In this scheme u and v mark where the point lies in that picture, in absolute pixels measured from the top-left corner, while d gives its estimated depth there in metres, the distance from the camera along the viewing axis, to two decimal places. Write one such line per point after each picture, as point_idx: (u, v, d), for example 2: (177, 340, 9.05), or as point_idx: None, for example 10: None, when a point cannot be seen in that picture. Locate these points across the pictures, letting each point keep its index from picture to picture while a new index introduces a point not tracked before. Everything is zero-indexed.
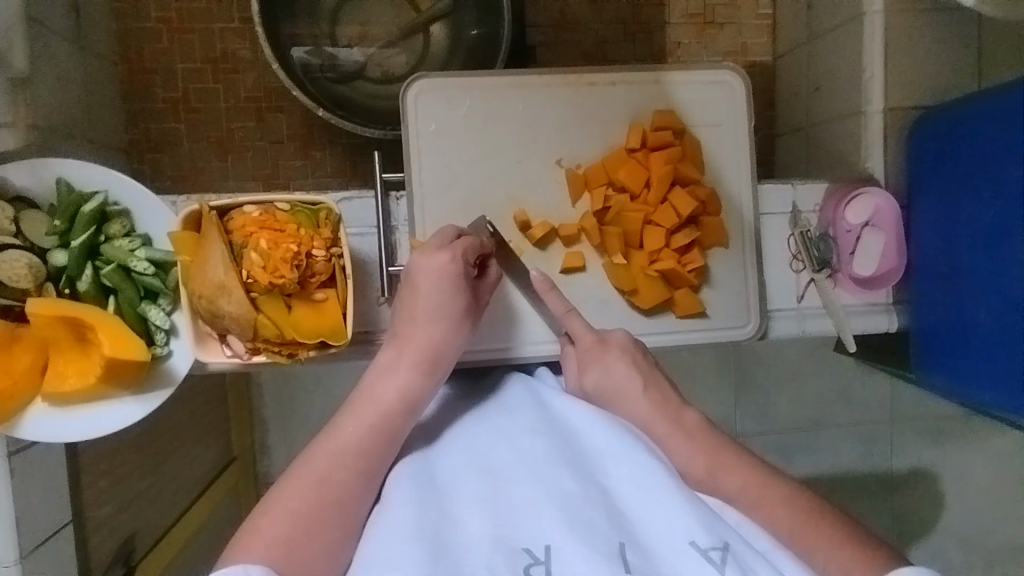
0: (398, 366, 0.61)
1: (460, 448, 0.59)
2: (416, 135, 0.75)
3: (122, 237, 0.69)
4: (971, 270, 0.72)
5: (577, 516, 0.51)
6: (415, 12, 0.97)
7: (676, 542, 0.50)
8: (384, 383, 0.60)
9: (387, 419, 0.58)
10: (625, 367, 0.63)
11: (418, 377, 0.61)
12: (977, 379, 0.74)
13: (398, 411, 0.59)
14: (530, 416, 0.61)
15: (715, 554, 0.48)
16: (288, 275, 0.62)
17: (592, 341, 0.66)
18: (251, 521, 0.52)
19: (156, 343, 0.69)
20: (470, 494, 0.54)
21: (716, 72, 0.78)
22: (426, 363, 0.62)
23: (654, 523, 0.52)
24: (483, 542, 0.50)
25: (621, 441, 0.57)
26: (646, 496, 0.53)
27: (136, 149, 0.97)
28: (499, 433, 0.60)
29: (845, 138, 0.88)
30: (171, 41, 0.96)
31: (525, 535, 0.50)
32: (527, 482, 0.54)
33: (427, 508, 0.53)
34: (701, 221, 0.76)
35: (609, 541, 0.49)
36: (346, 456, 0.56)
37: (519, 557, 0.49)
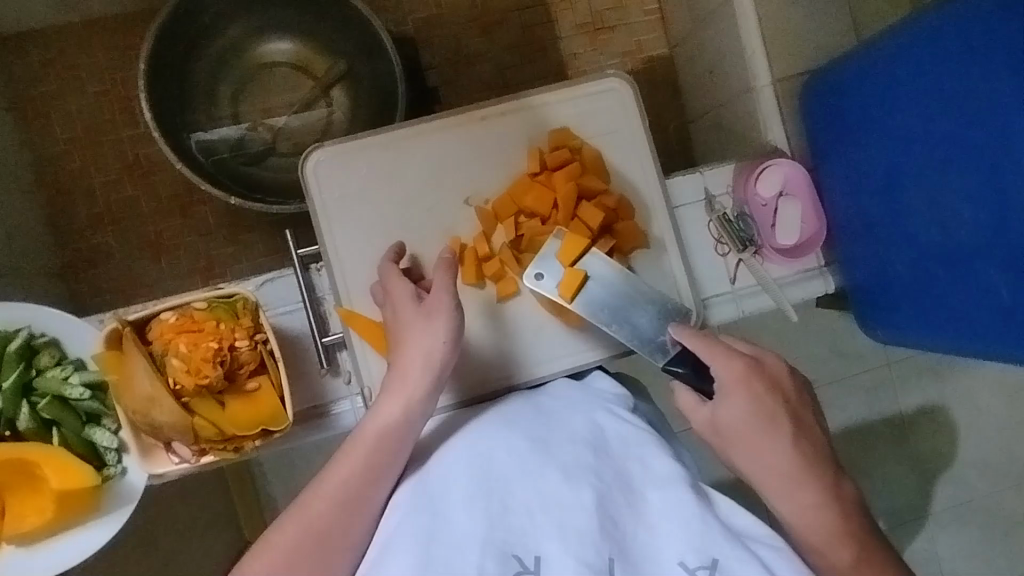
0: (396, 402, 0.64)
1: (461, 454, 0.62)
2: (321, 205, 0.75)
3: (53, 366, 0.69)
4: (879, 223, 0.74)
5: (575, 531, 0.55)
6: (311, 80, 0.98)
7: (665, 561, 0.55)
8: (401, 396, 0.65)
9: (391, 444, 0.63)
10: (770, 398, 0.63)
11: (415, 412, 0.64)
12: (908, 325, 0.74)
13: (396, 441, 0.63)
14: (535, 424, 0.64)
15: (702, 572, 0.53)
16: (212, 373, 0.63)
17: (741, 368, 0.63)
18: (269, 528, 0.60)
19: (107, 464, 0.69)
20: (473, 498, 0.58)
21: (601, 82, 0.79)
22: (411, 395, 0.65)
23: (652, 536, 0.56)
24: (478, 551, 0.54)
25: (631, 456, 0.62)
26: (648, 516, 0.57)
27: (70, 271, 0.97)
28: (502, 439, 0.62)
29: (746, 116, 0.90)
30: (83, 159, 0.98)
31: (517, 542, 0.55)
32: (530, 489, 0.58)
33: (428, 520, 0.57)
34: (616, 229, 0.77)
35: (598, 550, 0.54)
36: (353, 486, 0.61)
37: (511, 565, 0.54)
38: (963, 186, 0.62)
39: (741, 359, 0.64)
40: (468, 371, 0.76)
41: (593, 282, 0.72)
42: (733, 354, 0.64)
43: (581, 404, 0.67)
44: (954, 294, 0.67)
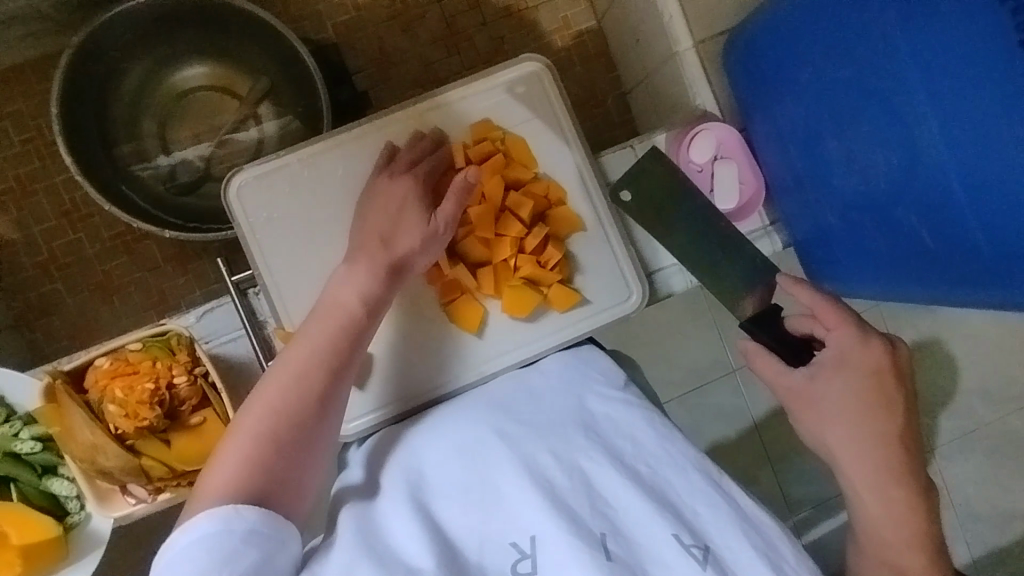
0: (357, 275, 0.65)
1: (442, 438, 0.61)
2: (250, 227, 0.75)
3: (1, 424, 0.69)
4: (809, 174, 0.72)
5: (571, 514, 0.54)
6: (237, 100, 0.97)
7: (663, 538, 0.53)
8: (344, 291, 0.64)
9: (352, 321, 0.62)
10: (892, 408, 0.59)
11: (371, 281, 0.65)
12: (858, 278, 0.73)
13: (359, 315, 0.63)
14: (524, 409, 0.63)
15: (697, 550, 0.53)
16: (150, 414, 0.63)
17: (874, 362, 0.60)
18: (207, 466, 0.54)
19: (70, 511, 0.70)
20: (459, 485, 0.58)
21: (518, 66, 0.78)
22: (379, 265, 0.66)
23: (652, 513, 0.54)
24: (474, 540, 0.55)
25: (624, 437, 0.60)
26: (638, 492, 0.56)
27: (24, 322, 0.97)
28: (488, 423, 0.61)
29: (674, 81, 0.88)
30: (19, 210, 0.97)
31: (513, 530, 0.55)
32: (513, 468, 0.57)
33: (418, 504, 0.56)
34: (549, 215, 0.76)
35: (593, 533, 0.53)
36: (322, 365, 0.58)
37: (507, 553, 0.54)
38: (874, 129, 0.61)
39: (876, 348, 0.60)
40: (412, 380, 0.74)
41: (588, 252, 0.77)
42: (869, 339, 0.60)
43: (577, 383, 0.65)
44: (886, 242, 0.66)
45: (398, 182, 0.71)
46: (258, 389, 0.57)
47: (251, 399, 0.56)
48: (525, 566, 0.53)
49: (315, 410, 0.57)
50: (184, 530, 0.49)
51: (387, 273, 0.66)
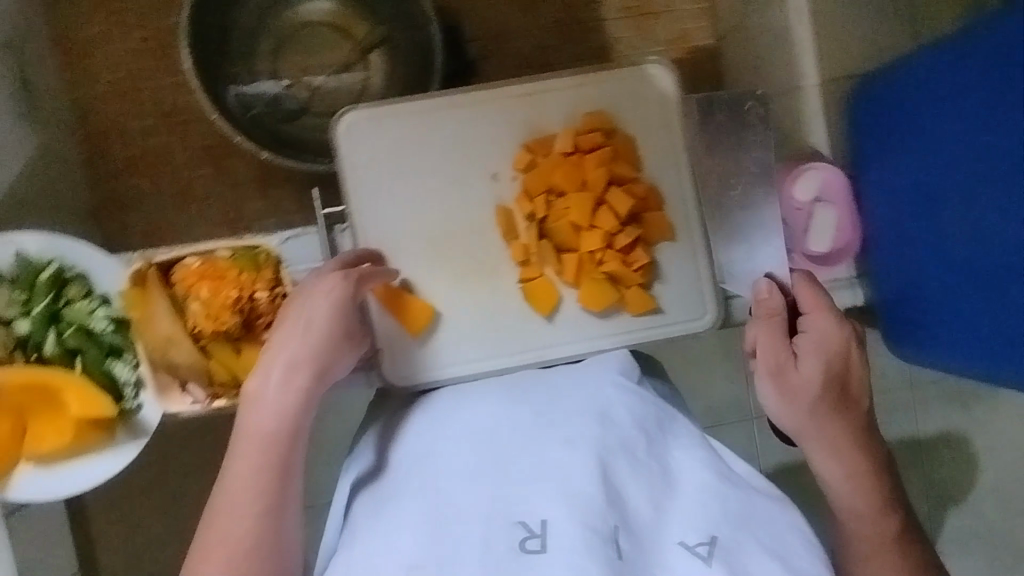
0: (288, 388, 0.60)
1: (462, 429, 0.63)
2: (351, 166, 0.76)
3: (81, 298, 0.72)
4: (919, 236, 0.71)
5: (582, 495, 0.55)
6: (351, 41, 0.98)
7: (667, 538, 0.56)
8: (258, 415, 0.60)
9: (273, 447, 0.59)
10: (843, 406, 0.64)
11: (297, 404, 0.60)
12: (941, 348, 0.72)
13: (278, 439, 0.59)
14: (542, 397, 0.64)
15: (703, 548, 0.54)
16: (230, 320, 0.65)
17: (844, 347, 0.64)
18: (199, 543, 0.58)
19: (126, 397, 0.73)
20: (472, 468, 0.59)
21: (644, 66, 0.78)
22: (309, 383, 0.61)
23: (663, 514, 0.57)
24: (484, 519, 0.55)
25: (637, 431, 0.61)
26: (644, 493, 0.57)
27: (103, 210, 0.99)
28: (507, 415, 0.63)
29: (789, 115, 0.87)
30: (123, 102, 0.99)
31: (522, 510, 0.56)
32: (527, 460, 0.59)
33: (427, 495, 0.59)
34: (643, 218, 0.76)
35: (606, 523, 0.54)
36: (260, 485, 0.58)
37: (516, 532, 0.54)
38: (1001, 200, 0.59)
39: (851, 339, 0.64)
40: (476, 346, 0.76)
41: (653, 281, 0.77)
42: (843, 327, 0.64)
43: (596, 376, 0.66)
44: (989, 316, 0.64)
45: (330, 295, 0.62)
46: (212, 510, 0.58)
47: (207, 523, 0.58)
48: (534, 544, 0.54)
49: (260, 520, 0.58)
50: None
51: (317, 393, 0.62)
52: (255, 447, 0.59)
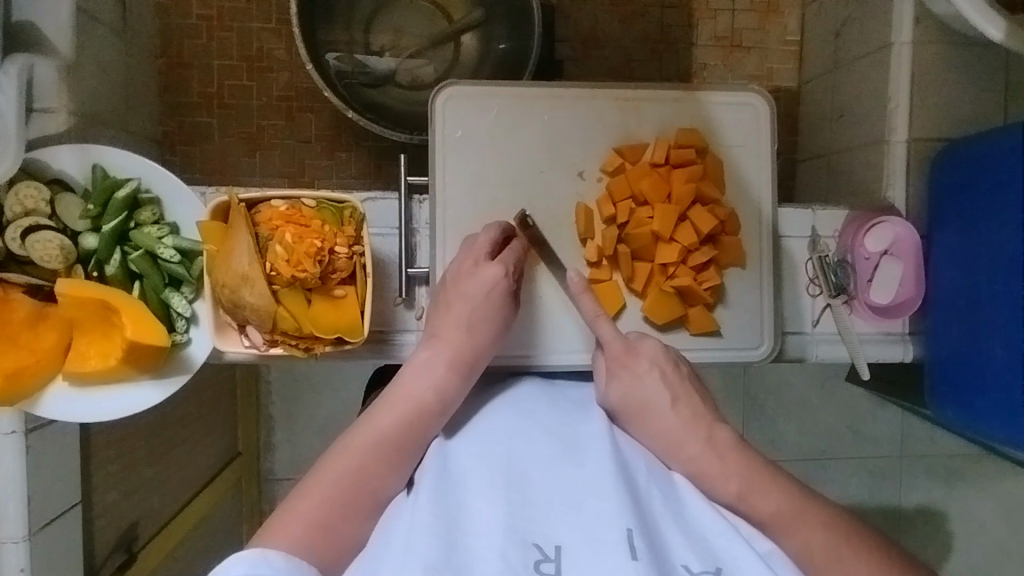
0: (435, 364, 0.62)
1: (475, 443, 0.57)
2: (442, 139, 0.75)
3: (151, 224, 0.71)
4: (990, 303, 0.71)
5: (597, 511, 0.49)
6: (447, 22, 0.99)
7: (671, 562, 0.48)
8: (417, 378, 0.60)
9: (419, 415, 0.59)
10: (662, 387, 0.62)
11: (451, 380, 0.61)
12: (991, 417, 0.72)
13: (431, 410, 0.59)
14: (548, 420, 0.59)
15: None
16: (310, 269, 0.64)
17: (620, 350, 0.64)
18: (284, 506, 0.54)
19: (177, 330, 0.71)
20: (482, 476, 0.53)
21: (744, 93, 0.79)
22: (460, 363, 0.62)
23: (664, 535, 0.50)
24: (495, 536, 0.47)
25: (641, 461, 0.56)
26: (654, 515, 0.51)
27: (169, 141, 0.99)
28: (518, 429, 0.58)
29: (867, 167, 0.89)
30: (210, 39, 0.99)
31: (538, 530, 0.48)
32: (541, 473, 0.53)
33: (438, 500, 0.51)
34: (720, 240, 0.76)
35: (618, 531, 0.47)
36: (391, 443, 0.57)
37: (530, 552, 0.47)
38: None
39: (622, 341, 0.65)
40: (533, 339, 0.75)
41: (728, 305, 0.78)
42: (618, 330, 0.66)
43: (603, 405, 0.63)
44: None
45: (496, 287, 0.66)
46: (314, 474, 0.56)
47: (302, 487, 0.55)
48: (548, 569, 0.46)
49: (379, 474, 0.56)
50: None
51: (470, 377, 0.63)
52: (398, 409, 0.59)
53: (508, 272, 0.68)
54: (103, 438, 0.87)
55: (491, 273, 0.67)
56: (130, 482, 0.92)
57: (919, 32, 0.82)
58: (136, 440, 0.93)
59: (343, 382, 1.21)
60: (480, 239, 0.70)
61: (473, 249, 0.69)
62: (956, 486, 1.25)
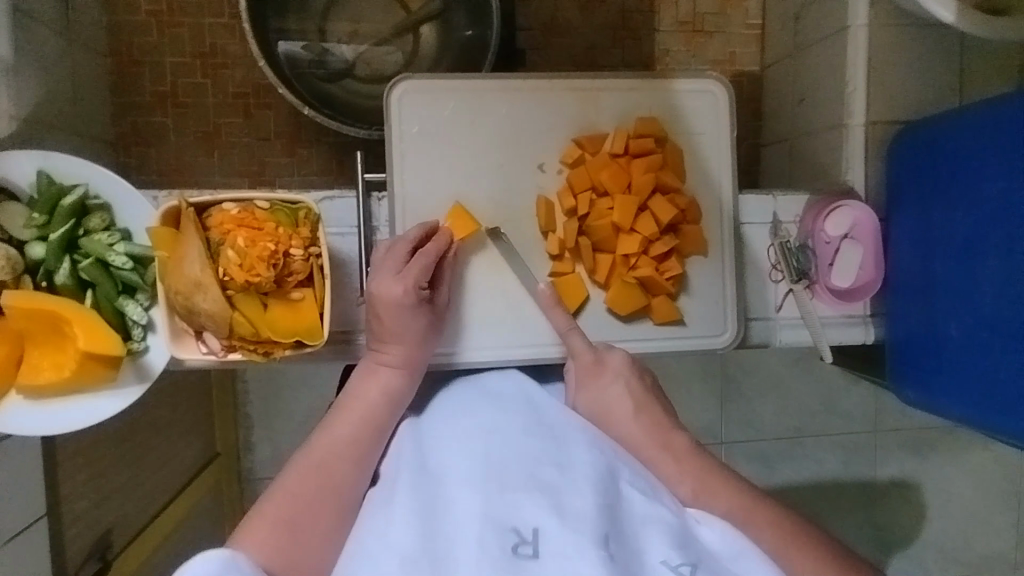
0: (374, 369, 0.63)
1: (457, 430, 0.57)
2: (399, 135, 0.74)
3: (101, 231, 0.69)
4: (945, 286, 0.73)
5: (575, 505, 0.49)
6: (404, 12, 0.97)
7: (648, 561, 0.49)
8: (368, 384, 0.62)
9: (372, 414, 0.60)
10: (620, 391, 0.63)
11: (396, 379, 0.62)
12: (947, 395, 0.74)
13: (382, 406, 0.61)
14: (528, 414, 0.58)
15: (686, 569, 0.48)
16: (264, 274, 0.63)
17: (590, 364, 0.65)
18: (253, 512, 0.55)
19: (133, 338, 0.69)
20: (462, 467, 0.53)
21: (702, 81, 0.79)
22: (399, 365, 0.63)
23: (643, 535, 0.50)
24: (472, 527, 0.48)
25: (621, 459, 0.56)
26: (636, 518, 0.51)
27: (122, 142, 0.96)
28: (499, 419, 0.57)
29: (827, 150, 0.90)
30: (160, 35, 0.96)
31: (517, 515, 0.49)
32: (520, 464, 0.52)
33: (418, 500, 0.52)
34: (681, 229, 0.77)
35: (594, 529, 0.48)
36: (351, 441, 0.59)
37: (508, 536, 0.47)
38: None
39: (591, 356, 0.65)
40: (495, 335, 0.75)
41: (692, 296, 0.79)
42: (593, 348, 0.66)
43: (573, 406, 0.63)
44: (1011, 369, 0.66)
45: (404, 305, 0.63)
46: (280, 477, 0.57)
47: (268, 492, 0.56)
48: (526, 551, 0.47)
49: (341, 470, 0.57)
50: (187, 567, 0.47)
51: (414, 377, 0.64)
52: (356, 411, 0.60)
53: (411, 285, 0.64)
54: (69, 448, 0.86)
55: (393, 292, 0.63)
56: (100, 491, 0.90)
57: (875, 15, 0.82)
58: (104, 448, 0.92)
59: (318, 379, 1.20)
60: (387, 253, 0.66)
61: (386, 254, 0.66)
62: (924, 458, 1.28)
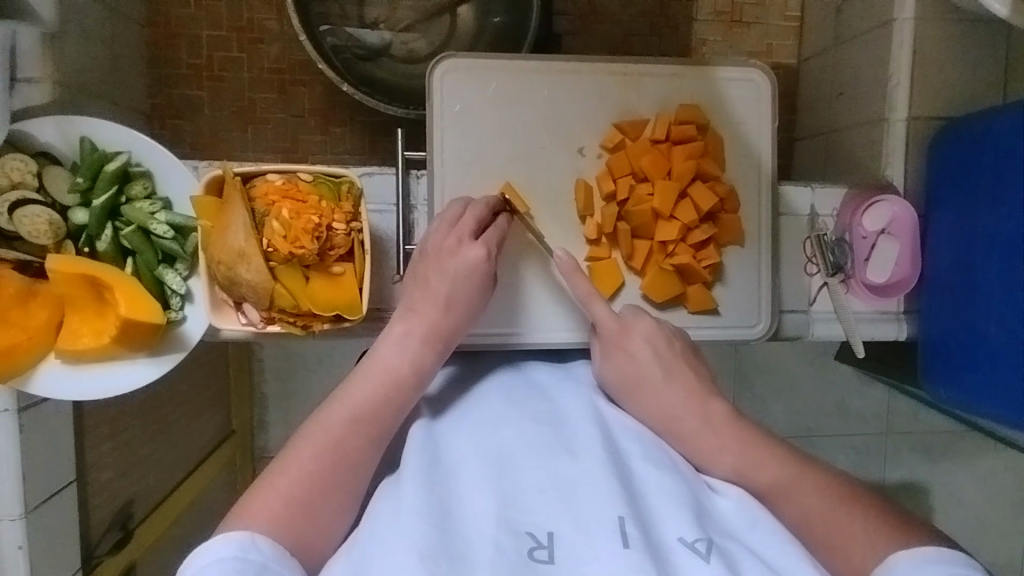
0: (411, 339, 0.60)
1: (467, 428, 0.56)
2: (440, 113, 0.74)
3: (143, 198, 0.69)
4: (985, 283, 0.72)
5: (588, 498, 0.48)
6: None
7: (664, 538, 0.47)
8: (394, 352, 0.58)
9: (396, 386, 0.57)
10: (650, 354, 0.62)
11: (430, 353, 0.60)
12: (981, 393, 0.74)
13: (407, 381, 0.58)
14: (540, 408, 0.57)
15: (701, 545, 0.46)
16: (308, 246, 0.63)
17: (615, 327, 0.64)
18: (254, 489, 0.51)
19: (171, 307, 0.70)
20: (472, 465, 0.52)
21: (746, 69, 0.78)
22: (436, 339, 0.60)
23: (653, 514, 0.49)
24: (484, 531, 0.46)
25: (632, 441, 0.55)
26: (647, 500, 0.50)
27: (158, 114, 0.96)
28: (506, 416, 0.56)
29: (866, 145, 0.89)
30: (198, 8, 0.96)
31: (530, 518, 0.47)
32: (532, 459, 0.51)
33: (429, 487, 0.50)
34: (719, 218, 0.76)
35: (608, 516, 0.47)
36: (369, 417, 0.55)
37: (523, 540, 0.46)
38: None
39: (615, 320, 0.65)
40: (529, 317, 0.75)
41: (727, 285, 0.78)
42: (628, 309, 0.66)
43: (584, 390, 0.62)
44: None
45: (482, 267, 0.64)
46: (295, 443, 0.54)
47: (282, 458, 0.53)
48: (541, 555, 0.45)
49: (356, 447, 0.54)
50: (206, 552, 0.46)
51: (445, 351, 0.61)
52: (373, 380, 0.57)
53: (490, 251, 0.66)
54: (96, 417, 0.86)
55: (476, 252, 0.64)
56: (124, 461, 0.91)
57: (922, 9, 0.81)
58: (130, 419, 0.93)
59: (336, 361, 1.18)
60: (465, 214, 0.67)
61: (458, 222, 0.66)
62: (939, 461, 1.28)
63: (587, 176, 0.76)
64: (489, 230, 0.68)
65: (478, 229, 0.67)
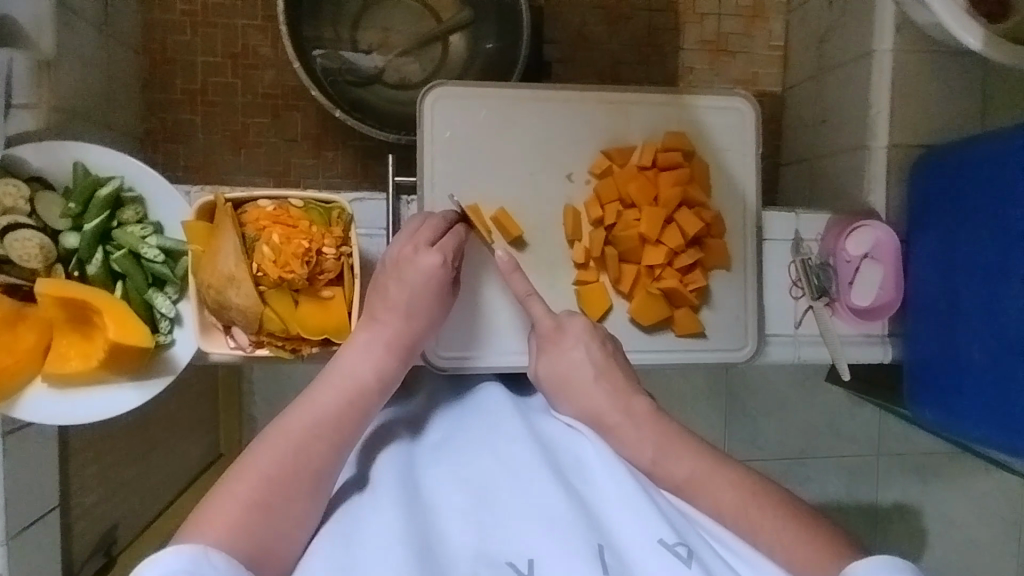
0: (374, 347, 0.60)
1: (445, 451, 0.56)
2: (431, 139, 0.75)
3: (134, 223, 0.69)
4: (966, 308, 0.73)
5: (564, 520, 0.48)
6: (435, 22, 0.99)
7: (644, 546, 0.48)
8: (357, 362, 0.59)
9: (359, 394, 0.57)
10: (580, 353, 0.62)
11: (392, 362, 0.60)
12: (969, 417, 0.74)
13: (372, 391, 0.58)
14: (513, 426, 0.57)
15: (681, 549, 0.47)
16: (298, 270, 0.63)
17: (549, 328, 0.65)
18: (210, 497, 0.49)
19: (160, 331, 0.70)
20: (450, 491, 0.51)
21: (730, 98, 0.80)
22: (400, 348, 0.61)
23: (628, 528, 0.49)
24: (465, 563, 0.46)
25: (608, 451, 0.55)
26: (620, 511, 0.50)
27: (151, 138, 0.97)
28: (482, 439, 0.56)
29: (849, 171, 0.91)
30: (194, 35, 0.97)
31: (509, 546, 0.47)
32: (510, 486, 0.51)
33: (410, 512, 0.49)
34: (705, 243, 0.77)
35: (586, 542, 0.47)
36: (334, 423, 0.54)
37: (502, 571, 0.46)
38: None
39: (550, 319, 0.66)
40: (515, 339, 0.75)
41: (715, 309, 0.79)
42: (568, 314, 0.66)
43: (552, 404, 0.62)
44: None
45: (438, 274, 0.64)
46: (252, 450, 0.53)
47: (239, 465, 0.51)
48: None
49: (320, 455, 0.53)
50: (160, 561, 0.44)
51: (407, 359, 0.62)
52: (335, 387, 0.57)
53: (447, 258, 0.66)
54: (82, 441, 0.86)
55: (432, 260, 0.65)
56: (108, 486, 0.90)
57: (900, 41, 0.84)
58: (116, 441, 0.92)
59: None
60: (422, 226, 0.67)
61: (414, 233, 0.67)
62: (929, 484, 1.28)
63: (575, 201, 0.77)
64: (444, 237, 0.68)
65: (433, 236, 0.67)
